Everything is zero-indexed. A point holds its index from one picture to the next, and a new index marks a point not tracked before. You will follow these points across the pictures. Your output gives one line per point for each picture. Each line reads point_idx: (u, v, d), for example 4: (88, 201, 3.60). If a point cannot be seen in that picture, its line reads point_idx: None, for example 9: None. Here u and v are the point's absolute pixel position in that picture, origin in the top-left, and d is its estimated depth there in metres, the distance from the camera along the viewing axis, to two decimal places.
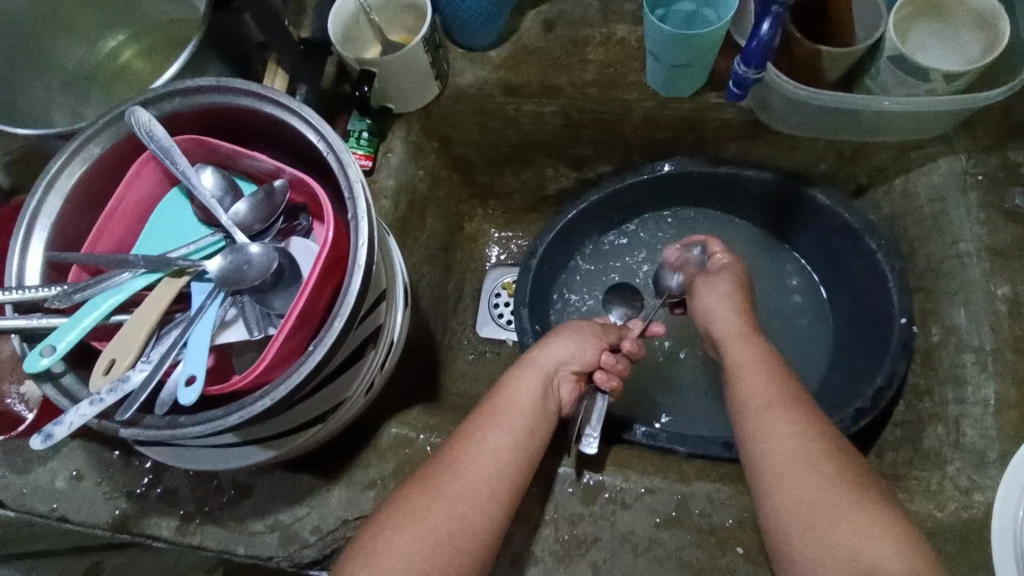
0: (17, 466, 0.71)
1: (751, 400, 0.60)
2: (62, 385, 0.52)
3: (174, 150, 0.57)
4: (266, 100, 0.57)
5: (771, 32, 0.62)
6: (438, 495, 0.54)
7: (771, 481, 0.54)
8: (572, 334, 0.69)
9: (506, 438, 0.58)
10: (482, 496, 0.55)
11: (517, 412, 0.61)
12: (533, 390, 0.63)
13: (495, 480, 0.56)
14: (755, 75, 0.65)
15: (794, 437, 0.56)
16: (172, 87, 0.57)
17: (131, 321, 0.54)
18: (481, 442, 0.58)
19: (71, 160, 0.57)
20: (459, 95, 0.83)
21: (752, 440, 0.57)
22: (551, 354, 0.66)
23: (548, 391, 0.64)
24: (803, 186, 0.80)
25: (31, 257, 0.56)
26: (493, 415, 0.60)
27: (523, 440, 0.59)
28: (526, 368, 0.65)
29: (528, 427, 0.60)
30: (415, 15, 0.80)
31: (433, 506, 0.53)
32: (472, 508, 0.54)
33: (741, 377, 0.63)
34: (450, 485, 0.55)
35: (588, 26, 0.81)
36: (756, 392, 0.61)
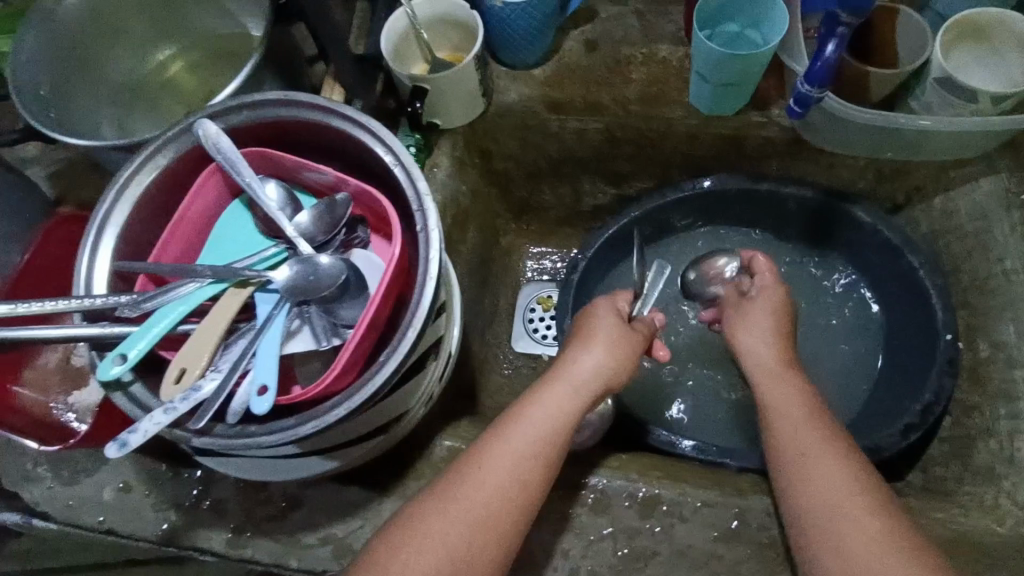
0: (64, 478, 0.70)
1: (789, 447, 0.58)
2: (132, 394, 0.53)
3: (239, 161, 0.58)
4: (333, 113, 0.58)
5: (836, 53, 0.63)
6: (452, 509, 0.54)
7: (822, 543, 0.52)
8: (608, 345, 0.64)
9: (524, 447, 0.57)
10: (497, 508, 0.55)
11: (541, 423, 0.59)
12: (563, 408, 0.60)
13: (513, 495, 0.55)
14: (817, 95, 0.65)
15: (829, 494, 0.54)
16: (239, 101, 0.58)
17: (199, 330, 0.55)
18: (501, 454, 0.57)
19: (138, 171, 0.58)
20: (504, 112, 0.84)
21: (787, 490, 0.56)
22: (588, 369, 0.62)
23: (581, 402, 0.61)
24: (843, 203, 0.81)
25: (98, 267, 0.56)
26: (519, 420, 0.59)
27: (544, 454, 0.57)
28: (557, 380, 0.62)
29: (548, 440, 0.58)
30: (462, 33, 0.81)
31: (444, 519, 0.54)
32: (485, 524, 0.54)
33: (775, 422, 0.60)
34: (472, 488, 0.55)
35: (629, 46, 0.85)
36: (812, 438, 0.57)
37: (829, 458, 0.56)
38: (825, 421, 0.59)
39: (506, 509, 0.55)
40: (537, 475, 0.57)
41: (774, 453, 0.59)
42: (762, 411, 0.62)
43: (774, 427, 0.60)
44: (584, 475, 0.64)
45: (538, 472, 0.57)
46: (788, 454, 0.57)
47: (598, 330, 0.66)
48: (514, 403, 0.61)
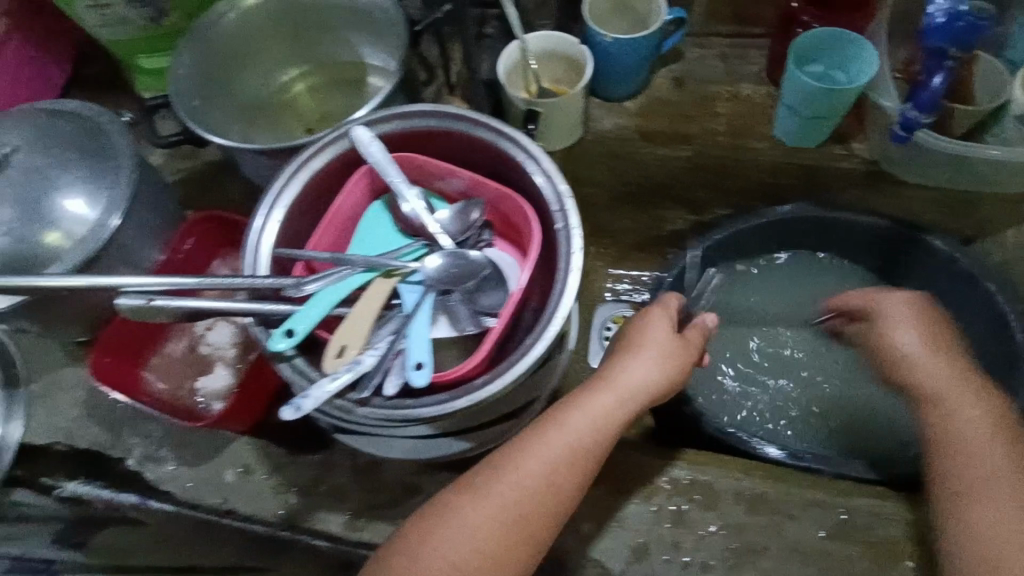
0: (186, 459, 0.73)
1: (969, 483, 0.56)
2: (296, 366, 0.57)
3: (389, 164, 0.63)
4: (479, 124, 0.64)
5: (943, 84, 0.71)
6: (482, 508, 0.53)
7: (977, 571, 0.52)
8: (657, 354, 0.60)
9: (560, 446, 0.55)
10: (525, 513, 0.53)
11: (582, 428, 0.56)
12: (610, 420, 0.57)
13: (541, 503, 0.54)
14: (923, 119, 0.73)
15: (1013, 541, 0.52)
16: (394, 111, 0.65)
17: (353, 313, 0.60)
18: (536, 457, 0.55)
19: (299, 169, 0.64)
20: (599, 140, 0.91)
21: (960, 525, 0.55)
22: (636, 377, 0.59)
23: (629, 405, 0.58)
24: (921, 234, 0.85)
25: (263, 253, 0.62)
26: (555, 423, 0.56)
27: (581, 465, 0.55)
28: (603, 387, 0.58)
29: (590, 450, 0.56)
30: (567, 67, 0.87)
31: (473, 515, 0.53)
32: (512, 528, 0.53)
33: (959, 455, 0.57)
34: (496, 491, 0.54)
35: (715, 84, 0.92)
36: (979, 462, 0.56)
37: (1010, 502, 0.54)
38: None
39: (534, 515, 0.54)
40: (569, 485, 0.55)
41: (956, 488, 0.56)
42: (943, 440, 0.59)
43: (947, 459, 0.58)
44: (692, 470, 0.68)
45: (571, 481, 0.55)
46: (951, 479, 0.57)
47: (654, 335, 0.61)
48: (558, 402, 0.59)
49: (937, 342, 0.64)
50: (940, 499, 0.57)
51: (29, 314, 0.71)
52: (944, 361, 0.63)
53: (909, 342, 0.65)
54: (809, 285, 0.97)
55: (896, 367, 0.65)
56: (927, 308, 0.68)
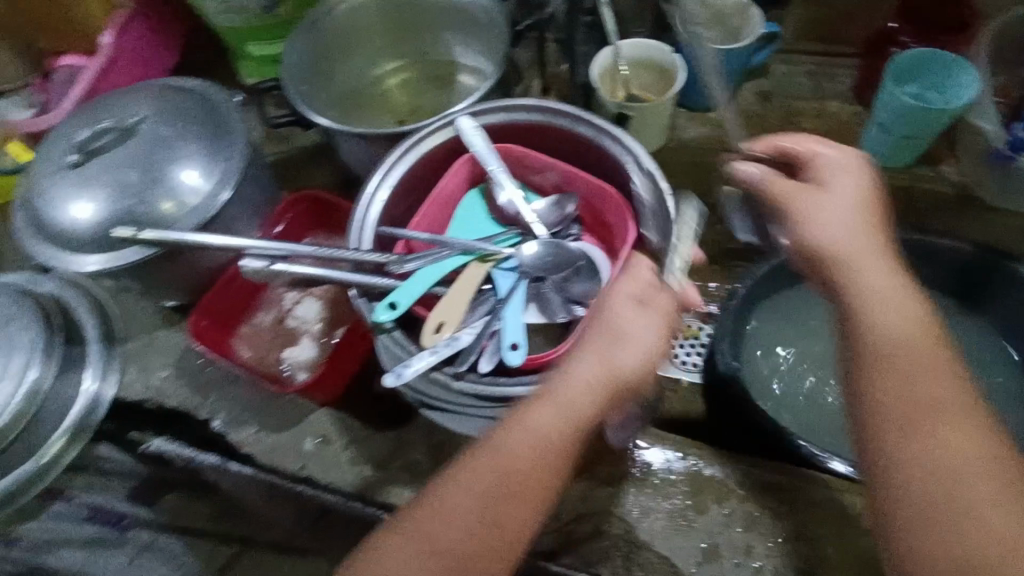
0: (270, 425, 0.77)
1: (900, 410, 0.47)
2: (394, 338, 0.59)
3: (490, 154, 0.66)
4: (581, 122, 0.66)
5: None
6: (436, 525, 0.47)
7: (933, 501, 0.44)
8: (588, 341, 0.51)
9: (514, 446, 0.48)
10: (480, 530, 0.47)
11: (541, 430, 0.49)
12: (564, 417, 0.49)
13: (496, 521, 0.47)
14: None
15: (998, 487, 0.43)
16: (501, 104, 0.67)
17: (451, 293, 0.62)
18: (488, 466, 0.48)
19: (406, 153, 0.66)
20: (681, 147, 0.93)
21: (909, 472, 0.45)
22: (589, 365, 0.50)
23: (598, 397, 0.49)
24: (1007, 261, 0.82)
25: (366, 230, 0.64)
26: (507, 428, 0.49)
27: (538, 469, 0.48)
28: (560, 378, 0.50)
29: (547, 453, 0.48)
30: (657, 77, 0.88)
31: (425, 535, 0.47)
32: (471, 554, 0.46)
33: (884, 373, 0.49)
34: (446, 515, 0.47)
35: (801, 100, 0.93)
36: (942, 380, 0.48)
37: (932, 434, 0.46)
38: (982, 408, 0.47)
39: (493, 537, 0.47)
40: (528, 496, 0.47)
41: (870, 424, 0.48)
42: (873, 358, 0.50)
43: (876, 377, 0.49)
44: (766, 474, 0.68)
45: (531, 487, 0.48)
46: (926, 391, 0.48)
47: (625, 317, 0.51)
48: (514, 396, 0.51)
49: (873, 221, 0.56)
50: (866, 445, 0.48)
51: (139, 276, 0.75)
52: (865, 226, 0.56)
53: (829, 208, 0.57)
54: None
55: (831, 244, 0.55)
56: (875, 191, 0.58)
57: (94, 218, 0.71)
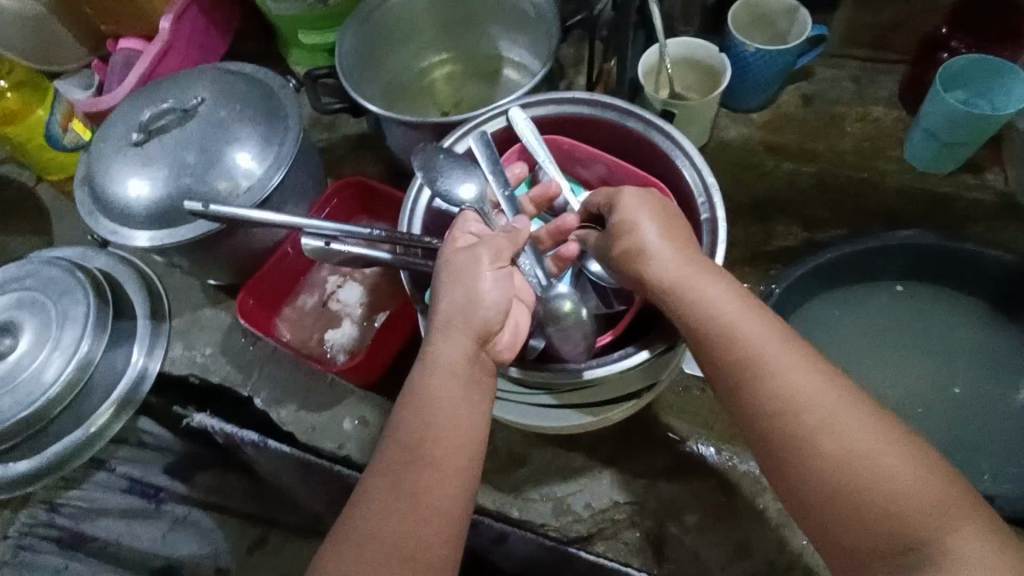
0: (310, 404, 0.78)
1: (769, 430, 0.47)
2: None
3: (541, 142, 0.67)
4: (630, 116, 0.67)
5: None
6: (360, 546, 0.46)
7: (810, 474, 0.45)
8: (458, 323, 0.53)
9: (408, 445, 0.49)
10: (399, 535, 0.46)
11: (430, 403, 0.51)
12: (451, 404, 0.50)
13: (409, 521, 0.47)
14: None
15: (875, 477, 0.43)
16: (552, 96, 0.68)
17: None
18: (394, 473, 0.49)
19: (460, 141, 0.68)
20: (721, 147, 0.94)
21: (801, 488, 0.45)
22: (453, 350, 0.52)
23: (460, 365, 0.52)
24: None
25: (418, 215, 0.66)
26: (411, 411, 0.51)
27: (434, 460, 0.49)
28: (421, 373, 0.52)
29: (439, 441, 0.49)
30: (699, 75, 0.90)
31: (351, 559, 0.46)
32: (396, 560, 0.45)
33: (738, 395, 0.49)
34: (375, 508, 0.48)
35: (843, 105, 0.94)
36: (781, 374, 0.47)
37: (822, 439, 0.45)
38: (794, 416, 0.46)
39: (419, 535, 0.46)
40: (433, 485, 0.48)
41: (760, 445, 0.48)
42: (723, 379, 0.50)
43: (742, 401, 0.49)
44: None
45: (427, 478, 0.48)
46: (762, 391, 0.47)
47: (480, 270, 0.54)
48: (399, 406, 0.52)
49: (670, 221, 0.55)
50: (763, 463, 0.48)
51: (188, 254, 0.77)
52: (678, 242, 0.54)
53: (639, 218, 0.55)
54: (918, 318, 0.87)
55: (637, 263, 0.55)
56: (673, 207, 0.57)
57: (151, 196, 0.73)
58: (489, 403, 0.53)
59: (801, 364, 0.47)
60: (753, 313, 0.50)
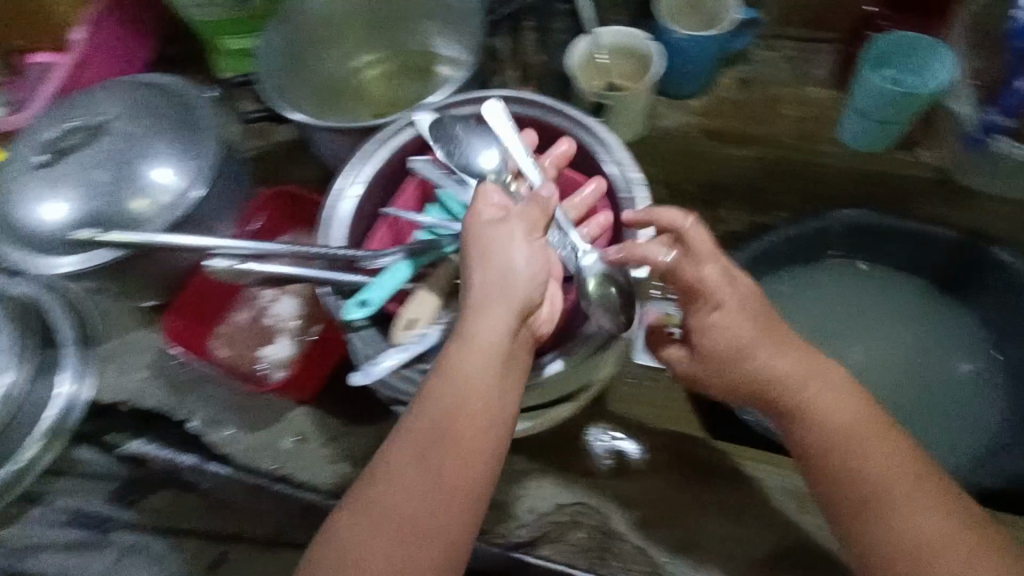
0: (247, 425, 0.77)
1: (824, 468, 0.54)
2: (365, 335, 0.60)
3: (460, 145, 0.64)
4: (555, 112, 0.66)
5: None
6: (376, 520, 0.47)
7: (857, 509, 0.52)
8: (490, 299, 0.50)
9: (438, 422, 0.49)
10: (420, 513, 0.47)
11: (451, 384, 0.49)
12: (479, 385, 0.49)
13: (434, 500, 0.47)
14: (1009, 124, 0.75)
15: (914, 521, 0.50)
16: (477, 95, 0.67)
17: (425, 288, 0.61)
18: (420, 449, 0.48)
19: (382, 146, 0.67)
20: (662, 136, 0.91)
21: (848, 520, 0.52)
22: (487, 329, 0.50)
23: (485, 347, 0.49)
24: (986, 245, 0.83)
25: (340, 224, 0.64)
26: (440, 384, 0.49)
27: (462, 443, 0.48)
28: (455, 343, 0.50)
29: (467, 421, 0.48)
30: (637, 63, 0.85)
31: (365, 533, 0.47)
32: (411, 538, 0.46)
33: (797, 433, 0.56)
34: (402, 480, 0.48)
35: (780, 86, 0.92)
36: (832, 420, 0.54)
37: (868, 481, 0.52)
38: (848, 459, 0.53)
39: (439, 517, 0.47)
40: (456, 469, 0.48)
41: (814, 478, 0.55)
42: (788, 418, 0.57)
43: (800, 438, 0.56)
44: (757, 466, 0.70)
45: (455, 460, 0.48)
46: (812, 429, 0.55)
47: (513, 244, 0.51)
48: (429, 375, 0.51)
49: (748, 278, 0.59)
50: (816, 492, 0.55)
51: (111, 278, 0.74)
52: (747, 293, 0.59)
53: (694, 248, 0.58)
54: (857, 299, 0.92)
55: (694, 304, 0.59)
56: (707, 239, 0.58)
57: (60, 220, 0.69)
58: (519, 387, 0.51)
59: (853, 412, 0.55)
60: (816, 363, 0.57)
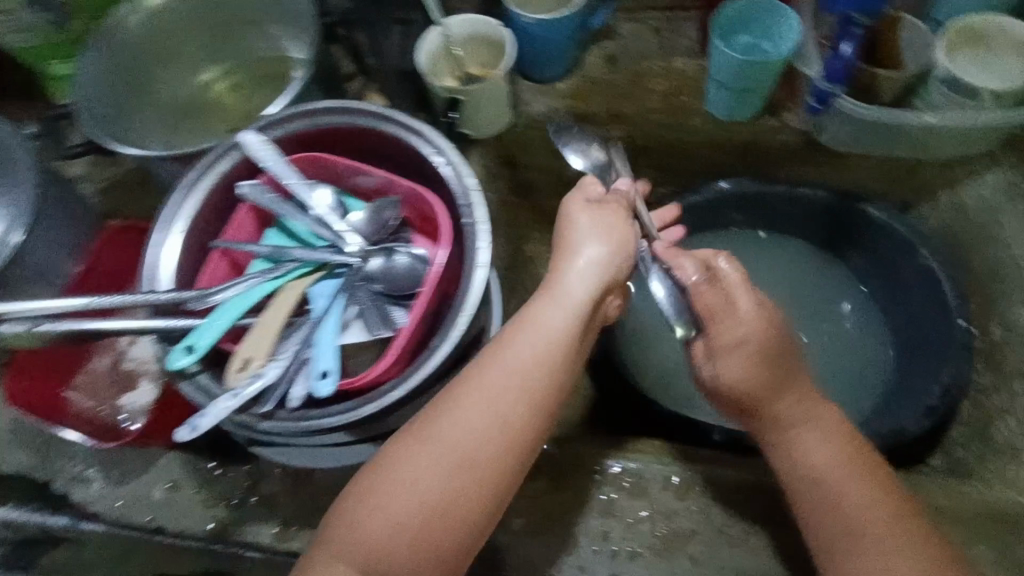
0: (114, 478, 0.72)
1: (808, 476, 0.55)
2: (198, 383, 0.56)
3: (287, 167, 0.61)
4: (386, 119, 0.62)
5: (852, 51, 0.72)
6: (426, 452, 0.50)
7: (835, 515, 0.52)
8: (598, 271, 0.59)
9: (507, 374, 0.53)
10: (477, 450, 0.51)
11: (526, 356, 0.54)
12: (547, 344, 0.54)
13: (492, 440, 0.51)
14: (834, 91, 0.74)
15: (889, 532, 0.51)
16: (299, 109, 0.62)
17: (259, 323, 0.58)
18: (480, 393, 0.52)
19: (203, 174, 0.62)
20: (531, 123, 0.88)
21: (828, 526, 0.52)
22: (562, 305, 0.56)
23: (571, 330, 0.56)
24: (858, 203, 0.84)
25: (165, 263, 0.59)
26: (520, 340, 0.54)
27: (528, 397, 0.53)
28: (535, 312, 0.56)
29: (527, 377, 0.53)
30: (492, 50, 0.83)
31: (418, 463, 0.50)
32: (464, 471, 0.50)
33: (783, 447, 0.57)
34: (469, 415, 0.51)
35: (648, 59, 0.88)
36: (817, 436, 0.56)
37: (856, 495, 0.53)
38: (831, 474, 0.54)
39: (491, 460, 0.51)
40: (514, 420, 0.52)
41: (796, 486, 0.55)
42: (775, 432, 0.58)
43: (788, 450, 0.57)
44: (628, 460, 0.67)
45: (517, 411, 0.52)
46: (797, 446, 0.56)
47: (581, 240, 0.60)
48: (502, 329, 0.56)
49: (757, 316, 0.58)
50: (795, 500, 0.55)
51: None
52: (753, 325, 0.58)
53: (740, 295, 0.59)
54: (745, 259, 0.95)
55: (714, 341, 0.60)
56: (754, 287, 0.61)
57: None
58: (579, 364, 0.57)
59: (846, 437, 0.56)
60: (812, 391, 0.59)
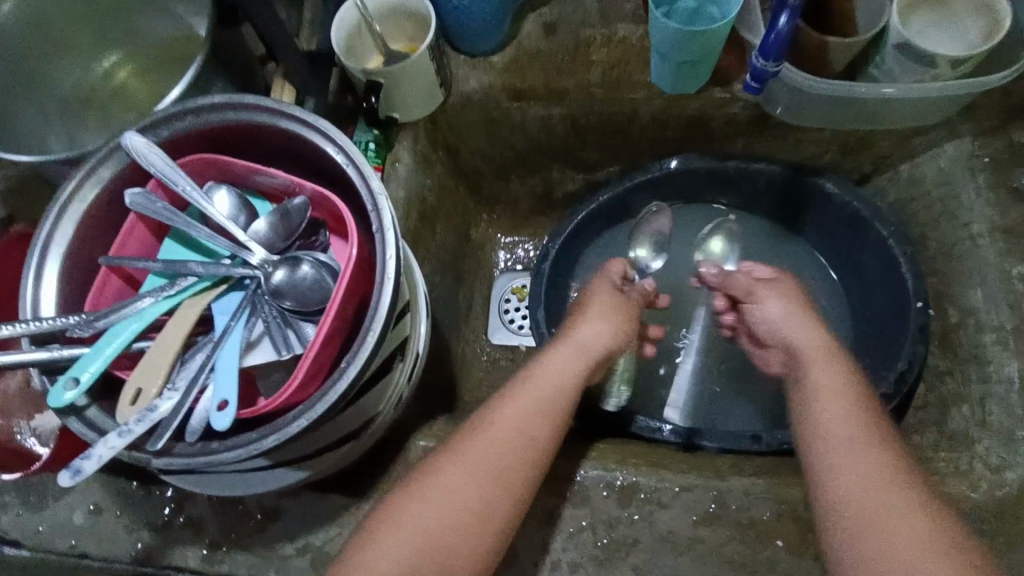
0: (31, 504, 0.69)
1: (831, 431, 0.55)
2: (87, 418, 0.51)
3: (177, 171, 0.55)
4: (281, 114, 0.56)
5: (789, 25, 0.62)
6: (465, 466, 0.53)
7: (841, 466, 0.52)
8: (612, 320, 0.66)
9: (536, 398, 0.57)
10: (508, 465, 0.54)
11: (549, 387, 0.58)
12: (570, 369, 0.60)
13: (519, 455, 0.54)
14: (771, 68, 0.66)
15: (883, 487, 0.50)
16: (183, 107, 0.56)
17: (153, 349, 0.53)
18: (512, 414, 0.56)
19: (81, 184, 0.55)
20: (464, 103, 0.81)
21: (834, 476, 0.52)
22: (589, 336, 0.64)
23: (585, 370, 0.61)
24: (810, 177, 0.81)
25: (46, 286, 0.54)
26: (542, 370, 0.60)
27: (551, 415, 0.57)
28: (565, 347, 0.62)
29: (557, 398, 0.58)
30: (417, 23, 0.77)
31: (457, 475, 0.52)
32: (499, 484, 0.53)
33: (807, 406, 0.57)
34: (501, 435, 0.55)
35: (589, 27, 0.80)
36: (835, 396, 0.57)
37: (866, 451, 0.53)
38: (850, 428, 0.55)
39: (519, 473, 0.54)
40: (540, 438, 0.55)
41: (808, 438, 0.56)
42: (801, 393, 0.59)
43: (805, 408, 0.57)
44: (566, 466, 0.64)
45: (544, 431, 0.56)
46: (819, 402, 0.57)
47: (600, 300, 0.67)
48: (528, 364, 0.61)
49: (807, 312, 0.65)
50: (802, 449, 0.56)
51: None
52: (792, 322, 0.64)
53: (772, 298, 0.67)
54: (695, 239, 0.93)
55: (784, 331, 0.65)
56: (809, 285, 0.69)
57: None
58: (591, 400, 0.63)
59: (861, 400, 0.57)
60: (838, 360, 0.60)
